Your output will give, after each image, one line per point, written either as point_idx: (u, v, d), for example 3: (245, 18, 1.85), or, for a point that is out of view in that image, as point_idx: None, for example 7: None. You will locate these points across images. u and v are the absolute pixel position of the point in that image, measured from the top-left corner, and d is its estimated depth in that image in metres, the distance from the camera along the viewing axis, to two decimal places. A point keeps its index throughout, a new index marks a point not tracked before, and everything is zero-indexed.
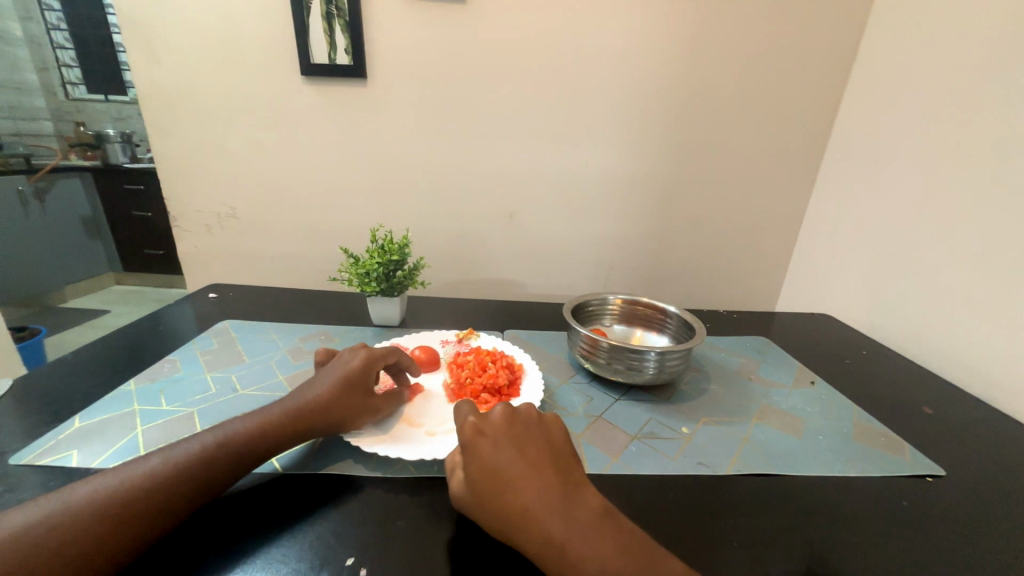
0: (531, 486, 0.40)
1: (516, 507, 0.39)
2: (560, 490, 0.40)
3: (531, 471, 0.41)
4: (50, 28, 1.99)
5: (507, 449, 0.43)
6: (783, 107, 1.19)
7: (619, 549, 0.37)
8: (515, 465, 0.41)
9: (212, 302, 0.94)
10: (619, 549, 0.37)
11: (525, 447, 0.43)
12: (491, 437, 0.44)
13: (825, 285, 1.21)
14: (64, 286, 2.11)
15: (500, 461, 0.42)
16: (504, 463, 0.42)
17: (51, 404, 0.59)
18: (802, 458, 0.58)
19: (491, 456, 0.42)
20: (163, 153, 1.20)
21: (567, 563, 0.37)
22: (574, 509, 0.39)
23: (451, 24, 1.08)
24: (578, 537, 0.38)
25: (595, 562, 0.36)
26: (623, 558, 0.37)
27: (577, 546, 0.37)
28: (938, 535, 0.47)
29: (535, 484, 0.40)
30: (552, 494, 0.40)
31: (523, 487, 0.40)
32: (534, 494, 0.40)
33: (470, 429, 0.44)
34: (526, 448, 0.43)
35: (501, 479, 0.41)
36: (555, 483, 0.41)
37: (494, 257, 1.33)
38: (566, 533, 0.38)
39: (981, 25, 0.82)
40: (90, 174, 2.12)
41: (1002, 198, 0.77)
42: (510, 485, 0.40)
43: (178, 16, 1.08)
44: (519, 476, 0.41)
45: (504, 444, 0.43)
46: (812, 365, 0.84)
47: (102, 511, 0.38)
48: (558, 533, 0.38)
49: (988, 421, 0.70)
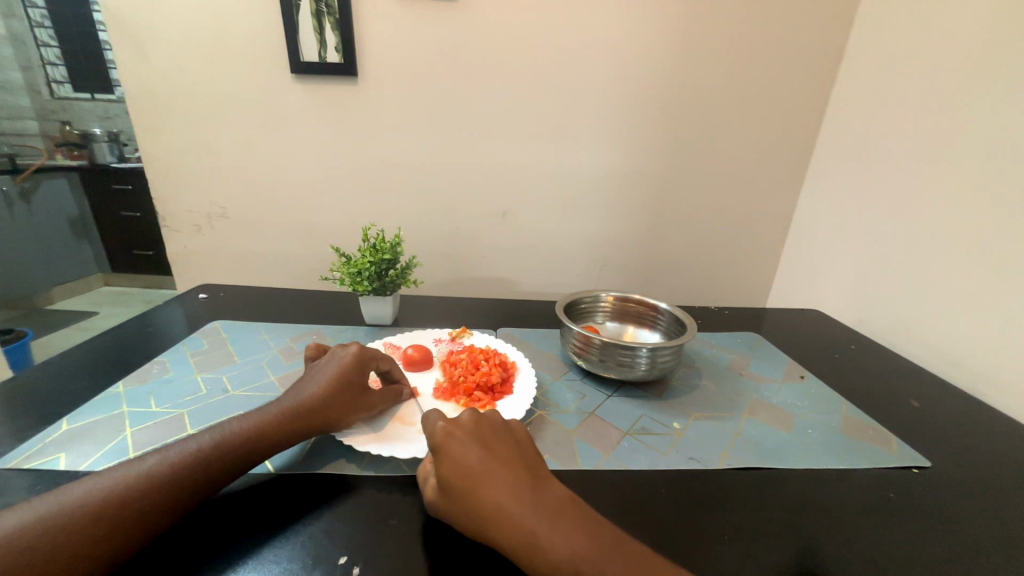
0: (503, 482, 0.40)
1: (488, 505, 0.39)
2: (530, 484, 0.41)
3: (501, 468, 0.42)
4: (34, 26, 1.95)
5: (476, 448, 0.43)
6: (773, 106, 1.20)
7: (590, 539, 0.37)
8: (486, 464, 0.41)
9: (203, 303, 0.93)
10: (590, 539, 0.37)
11: (493, 446, 0.44)
12: (461, 438, 0.43)
13: (814, 280, 1.23)
14: (51, 288, 2.08)
15: (470, 461, 0.42)
16: (474, 462, 0.42)
17: (36, 407, 0.57)
18: (792, 452, 0.58)
19: (461, 457, 0.42)
20: (150, 152, 1.18)
21: (540, 557, 0.36)
22: (544, 502, 0.40)
23: (442, 21, 1.08)
24: (550, 529, 0.37)
25: (567, 551, 0.36)
26: (596, 546, 0.37)
27: (549, 538, 0.37)
28: (926, 527, 0.48)
29: (505, 480, 0.41)
30: (522, 490, 0.40)
31: (493, 484, 0.40)
32: (504, 490, 0.40)
33: (440, 430, 0.44)
34: (495, 446, 0.44)
35: (472, 476, 0.41)
36: (524, 480, 0.41)
37: (487, 255, 1.32)
38: (539, 526, 0.38)
39: (966, 22, 0.84)
40: (77, 173, 2.08)
41: (988, 194, 0.78)
42: (482, 483, 0.40)
43: (164, 12, 1.06)
44: (490, 474, 0.41)
45: (473, 444, 0.43)
46: (802, 360, 0.85)
47: (97, 512, 0.37)
48: (532, 527, 0.38)
49: (972, 414, 0.72)
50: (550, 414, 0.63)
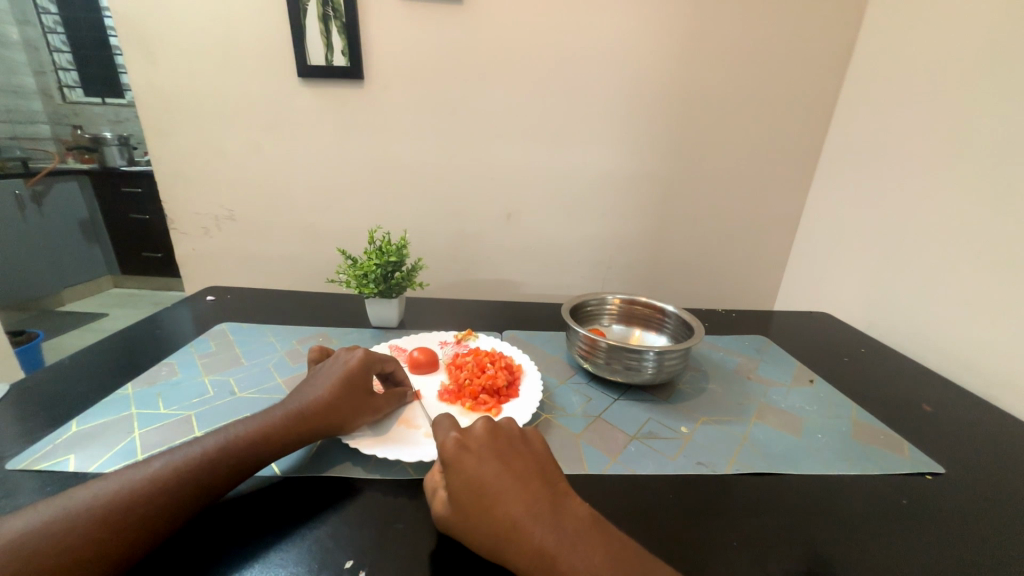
0: (519, 498, 0.40)
1: (503, 521, 0.39)
2: (545, 499, 0.41)
3: (517, 482, 0.41)
4: (47, 31, 1.98)
5: (491, 461, 0.43)
6: (781, 107, 1.19)
7: (609, 557, 0.37)
8: (500, 477, 0.41)
9: (211, 305, 0.93)
10: (609, 557, 0.37)
11: (508, 460, 0.43)
12: (474, 451, 0.43)
13: (822, 282, 1.22)
14: (62, 290, 2.11)
15: (485, 475, 0.41)
16: (489, 476, 0.41)
17: (47, 409, 0.58)
18: (802, 457, 0.58)
19: (476, 471, 0.42)
20: (159, 155, 1.20)
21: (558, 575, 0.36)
22: (562, 518, 0.40)
23: (447, 24, 1.08)
24: (568, 546, 0.37)
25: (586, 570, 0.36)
26: (614, 563, 0.37)
27: (567, 555, 0.37)
28: (940, 534, 0.47)
29: (520, 493, 0.40)
30: (539, 505, 0.40)
31: (509, 499, 0.40)
32: (520, 506, 0.40)
33: (453, 444, 0.43)
34: (509, 459, 0.44)
35: (489, 491, 0.40)
36: (541, 494, 0.41)
37: (492, 257, 1.32)
38: (557, 543, 0.38)
39: (975, 21, 0.83)
40: (87, 177, 2.11)
41: (999, 195, 0.77)
42: (497, 498, 0.40)
43: (173, 16, 1.07)
44: (506, 490, 0.41)
45: (488, 457, 0.43)
46: (811, 364, 0.84)
47: (104, 515, 0.37)
48: (550, 546, 0.37)
49: (986, 419, 0.70)
50: (556, 417, 0.63)
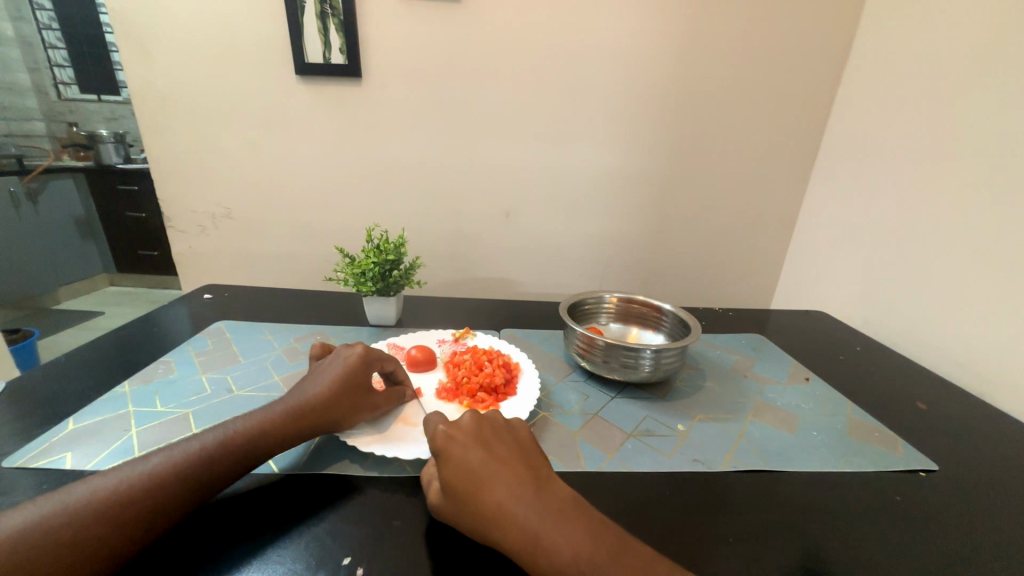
0: (504, 484, 0.40)
1: (490, 506, 0.39)
2: (532, 485, 0.41)
3: (504, 469, 0.42)
4: (42, 28, 1.96)
5: (478, 451, 0.43)
6: (778, 107, 1.19)
7: (595, 539, 0.37)
8: (487, 464, 0.42)
9: (208, 303, 0.93)
10: (595, 539, 0.37)
11: (496, 448, 0.44)
12: (462, 440, 0.44)
13: (819, 281, 1.22)
14: (58, 288, 2.10)
15: (472, 463, 0.42)
16: (476, 463, 0.42)
17: (43, 407, 0.58)
18: (797, 455, 0.58)
19: (463, 459, 0.42)
20: (156, 152, 1.19)
21: (544, 558, 0.36)
22: (548, 502, 0.40)
23: (446, 22, 1.08)
24: (553, 529, 0.37)
25: (571, 552, 0.36)
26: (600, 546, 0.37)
27: (553, 538, 0.37)
28: (934, 532, 0.47)
29: (506, 480, 0.41)
30: (526, 491, 0.40)
31: (496, 485, 0.40)
32: (507, 491, 0.40)
33: (440, 434, 0.44)
34: (497, 448, 0.44)
35: (475, 478, 0.41)
36: (528, 480, 0.41)
37: (490, 255, 1.33)
38: (543, 526, 0.38)
39: (970, 23, 0.83)
40: (83, 174, 2.11)
41: (994, 196, 0.77)
42: (484, 485, 0.40)
43: (170, 13, 1.07)
44: (492, 476, 0.41)
45: (474, 446, 0.43)
46: (807, 362, 0.84)
47: (101, 510, 0.37)
48: (536, 530, 0.38)
49: (980, 417, 0.71)
50: (553, 415, 0.63)
